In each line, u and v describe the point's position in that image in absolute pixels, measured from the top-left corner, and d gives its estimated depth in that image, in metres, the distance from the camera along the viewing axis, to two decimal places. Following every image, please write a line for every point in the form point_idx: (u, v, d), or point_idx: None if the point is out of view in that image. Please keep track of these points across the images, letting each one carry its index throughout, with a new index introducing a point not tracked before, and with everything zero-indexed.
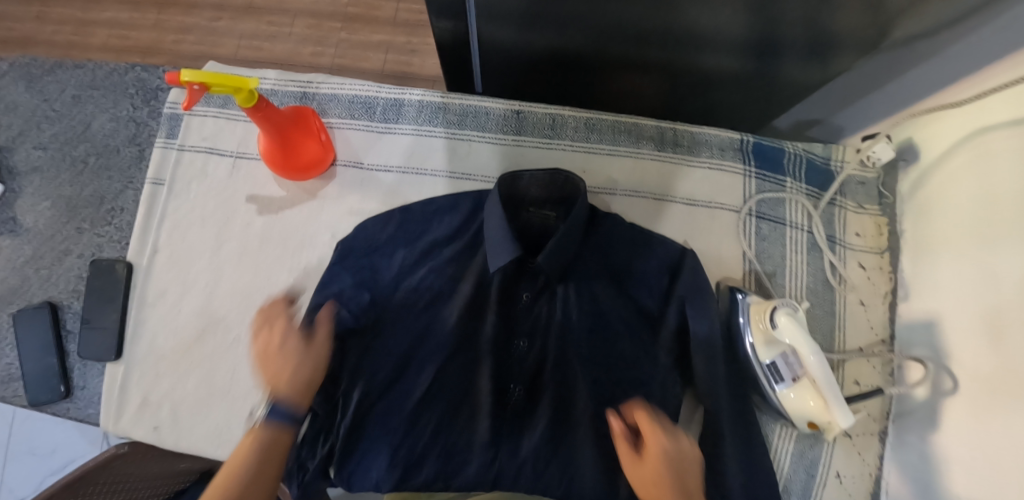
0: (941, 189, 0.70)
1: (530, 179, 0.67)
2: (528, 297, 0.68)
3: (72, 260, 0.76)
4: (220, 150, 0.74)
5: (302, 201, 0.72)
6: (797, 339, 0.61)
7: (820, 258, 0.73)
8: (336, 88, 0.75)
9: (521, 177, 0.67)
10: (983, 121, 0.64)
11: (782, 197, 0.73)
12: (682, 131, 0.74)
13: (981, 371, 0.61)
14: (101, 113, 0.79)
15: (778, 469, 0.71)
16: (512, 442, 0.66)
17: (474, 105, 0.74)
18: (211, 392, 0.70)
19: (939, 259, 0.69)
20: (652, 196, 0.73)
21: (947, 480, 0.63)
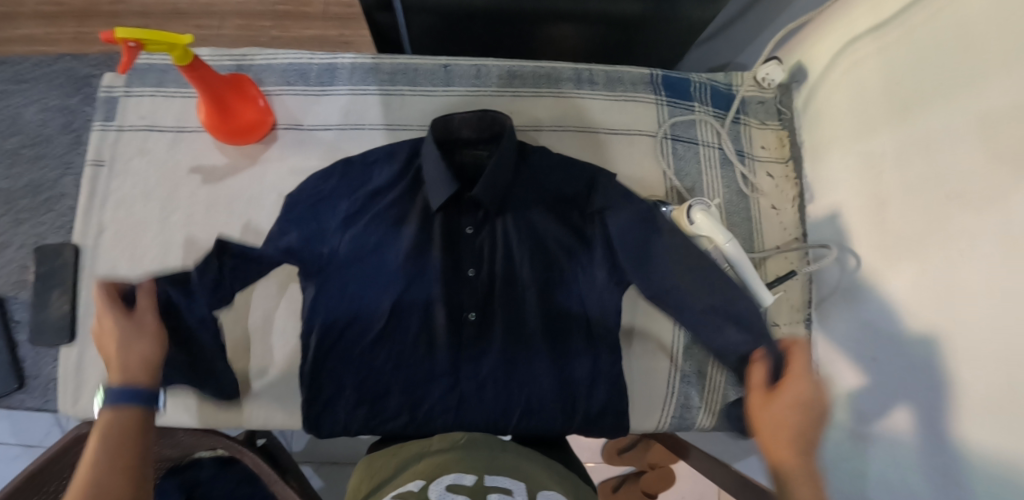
0: (826, 98, 0.79)
1: (461, 121, 0.71)
2: (470, 229, 0.72)
3: (13, 252, 0.76)
4: (159, 127, 0.77)
5: (244, 166, 0.76)
6: (712, 230, 0.70)
7: (732, 171, 0.82)
8: (269, 59, 0.79)
9: (450, 119, 0.71)
10: (850, 33, 0.72)
11: (692, 119, 0.81)
12: (597, 71, 0.82)
13: (875, 244, 0.69)
14: (32, 105, 0.80)
15: (718, 362, 0.79)
16: (471, 365, 0.71)
17: (403, 63, 0.80)
18: (171, 359, 0.71)
19: (832, 158, 0.78)
20: (576, 129, 0.80)
21: (859, 346, 0.71)
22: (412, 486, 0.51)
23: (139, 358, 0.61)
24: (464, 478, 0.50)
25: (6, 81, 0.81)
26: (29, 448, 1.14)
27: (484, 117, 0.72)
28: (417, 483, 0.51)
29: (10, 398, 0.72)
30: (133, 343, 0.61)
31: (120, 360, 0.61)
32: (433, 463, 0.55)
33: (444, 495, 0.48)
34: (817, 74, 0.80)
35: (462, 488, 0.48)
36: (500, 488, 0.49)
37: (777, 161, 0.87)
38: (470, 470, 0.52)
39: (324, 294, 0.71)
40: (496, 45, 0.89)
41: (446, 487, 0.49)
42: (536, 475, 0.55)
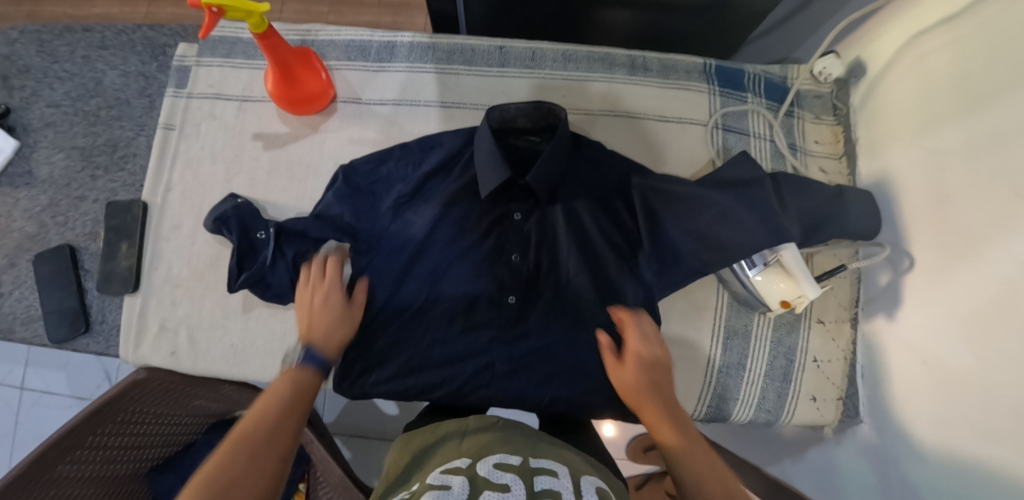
0: (888, 93, 0.77)
1: (517, 111, 0.73)
2: (519, 217, 0.74)
3: (87, 206, 0.80)
4: (226, 95, 0.81)
5: (305, 135, 0.79)
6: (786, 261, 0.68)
7: (783, 164, 0.80)
8: (332, 35, 0.83)
9: (506, 109, 0.73)
10: (918, 27, 0.70)
11: (745, 110, 0.81)
12: (651, 58, 0.82)
13: (934, 243, 0.68)
14: (112, 70, 0.85)
15: (759, 356, 0.78)
16: (509, 343, 0.73)
17: (460, 43, 0.82)
18: (226, 314, 0.75)
19: (889, 154, 0.76)
20: (626, 116, 0.81)
21: (909, 346, 0.70)
22: (459, 463, 0.47)
23: (339, 325, 0.68)
24: (510, 458, 0.47)
25: (89, 47, 0.86)
26: (81, 400, 1.21)
27: (539, 108, 0.73)
28: (465, 461, 0.47)
29: (77, 342, 0.77)
30: (339, 320, 0.68)
31: (321, 326, 0.67)
32: (475, 445, 0.52)
33: (493, 472, 0.44)
34: (877, 69, 0.79)
35: (510, 466, 0.45)
36: (548, 470, 0.45)
37: (830, 156, 0.86)
38: (514, 452, 0.48)
39: (372, 260, 0.74)
40: (550, 29, 0.91)
41: (493, 464, 0.45)
42: (578, 463, 0.51)
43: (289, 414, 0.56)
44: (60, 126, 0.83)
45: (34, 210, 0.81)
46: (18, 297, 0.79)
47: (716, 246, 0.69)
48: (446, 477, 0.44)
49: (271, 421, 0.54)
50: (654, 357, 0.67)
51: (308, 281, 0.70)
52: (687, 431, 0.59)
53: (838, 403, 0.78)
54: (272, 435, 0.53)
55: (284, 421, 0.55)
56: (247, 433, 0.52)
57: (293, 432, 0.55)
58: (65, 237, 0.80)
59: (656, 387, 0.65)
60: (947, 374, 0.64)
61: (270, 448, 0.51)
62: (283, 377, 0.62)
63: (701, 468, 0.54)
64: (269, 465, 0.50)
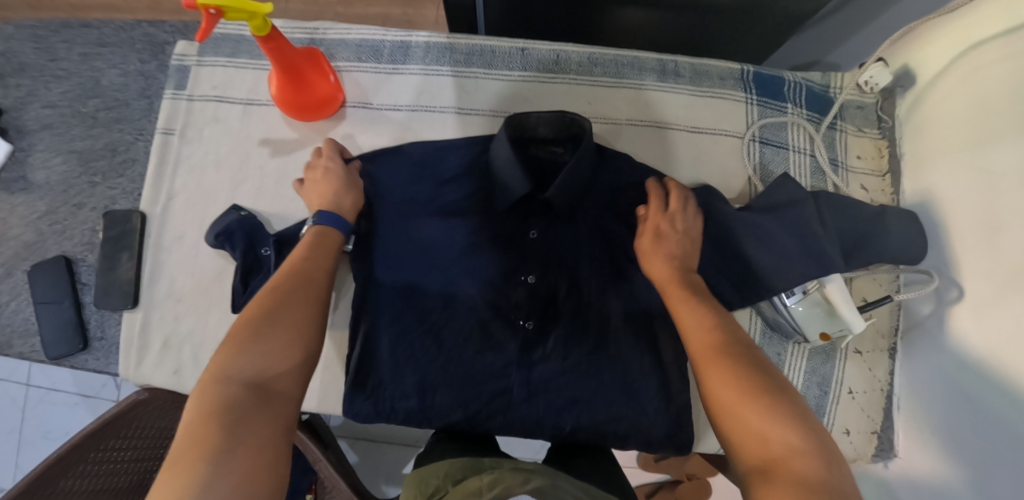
0: (938, 106, 0.71)
1: (537, 120, 0.68)
2: (536, 233, 0.69)
3: (86, 213, 0.77)
4: (230, 98, 0.76)
5: (314, 142, 0.75)
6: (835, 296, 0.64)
7: (823, 180, 0.75)
8: (342, 33, 0.77)
9: (526, 118, 0.68)
10: (976, 35, 0.64)
11: (784, 121, 0.75)
12: (684, 63, 0.77)
13: (984, 274, 0.62)
14: (110, 69, 0.80)
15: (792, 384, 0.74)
16: (527, 370, 0.69)
17: (479, 44, 0.77)
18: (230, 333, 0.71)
19: (936, 172, 0.70)
20: (656, 126, 0.75)
21: (949, 381, 0.65)
22: None
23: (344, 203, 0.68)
24: None
25: (87, 44, 0.81)
26: (87, 398, 1.19)
27: (562, 117, 0.68)
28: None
29: (77, 357, 0.74)
30: (344, 188, 0.68)
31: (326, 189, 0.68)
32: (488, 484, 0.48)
33: None
34: (927, 78, 0.72)
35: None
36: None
37: (872, 173, 0.80)
38: (532, 494, 0.45)
39: (380, 275, 0.70)
40: (570, 28, 0.85)
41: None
42: None
43: (299, 309, 0.56)
44: (57, 129, 0.79)
45: (31, 217, 0.77)
46: (16, 309, 0.76)
47: (753, 275, 0.66)
48: None
49: (278, 309, 0.55)
50: (688, 230, 0.66)
51: (308, 165, 0.71)
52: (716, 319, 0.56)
53: (872, 436, 0.74)
54: (282, 337, 0.53)
55: (291, 305, 0.56)
56: (255, 328, 0.53)
57: (304, 334, 0.55)
58: (64, 246, 0.76)
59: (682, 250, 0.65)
60: (985, 413, 0.59)
61: (278, 353, 0.52)
62: (307, 234, 0.65)
63: (715, 348, 0.53)
64: (278, 374, 0.51)
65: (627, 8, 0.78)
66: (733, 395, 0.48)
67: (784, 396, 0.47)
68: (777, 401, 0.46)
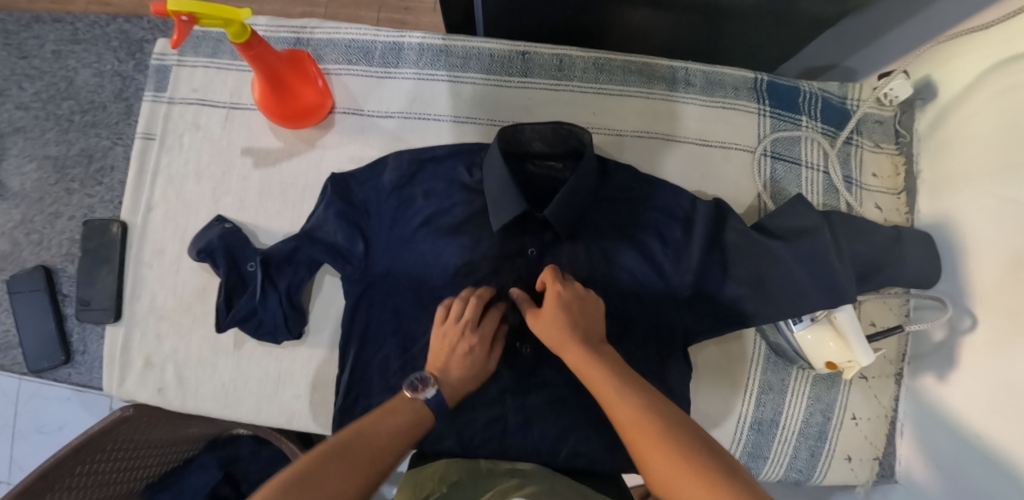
0: (963, 124, 0.66)
1: (532, 133, 0.64)
2: (533, 251, 0.66)
3: (63, 223, 0.73)
4: (212, 101, 0.72)
5: (301, 151, 0.71)
6: (848, 324, 0.61)
7: (836, 199, 0.71)
8: (331, 33, 0.73)
9: (521, 131, 0.64)
10: (1007, 53, 0.59)
11: (798, 136, 0.71)
12: (693, 71, 0.72)
13: (1003, 309, 0.59)
14: (85, 68, 0.75)
15: (796, 411, 0.71)
16: (521, 395, 0.66)
17: (477, 47, 0.72)
18: (214, 352, 0.69)
19: (959, 195, 0.67)
20: (664, 139, 0.71)
21: (961, 416, 0.63)
22: None
23: (471, 372, 0.59)
24: None
25: (60, 40, 0.76)
26: (80, 393, 1.18)
27: (558, 130, 0.65)
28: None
29: (59, 372, 0.72)
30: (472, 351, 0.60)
31: (459, 363, 0.59)
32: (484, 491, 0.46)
33: None
34: (951, 94, 0.68)
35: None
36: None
37: (887, 191, 0.76)
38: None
39: (367, 293, 0.66)
40: (572, 32, 0.80)
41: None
42: None
43: (353, 470, 0.44)
44: (30, 132, 0.75)
45: (6, 226, 0.74)
46: None
47: (767, 301, 0.62)
48: None
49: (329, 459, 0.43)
50: (588, 302, 0.58)
51: (450, 316, 0.61)
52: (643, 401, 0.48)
53: (875, 462, 0.72)
54: (321, 494, 0.40)
55: (347, 468, 0.43)
56: (296, 476, 0.41)
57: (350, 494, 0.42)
58: (41, 257, 0.73)
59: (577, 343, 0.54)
60: (997, 453, 0.57)
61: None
62: (399, 403, 0.54)
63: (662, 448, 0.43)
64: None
65: (636, 9, 0.73)
66: (683, 482, 0.41)
67: (732, 473, 0.40)
68: (726, 480, 0.39)
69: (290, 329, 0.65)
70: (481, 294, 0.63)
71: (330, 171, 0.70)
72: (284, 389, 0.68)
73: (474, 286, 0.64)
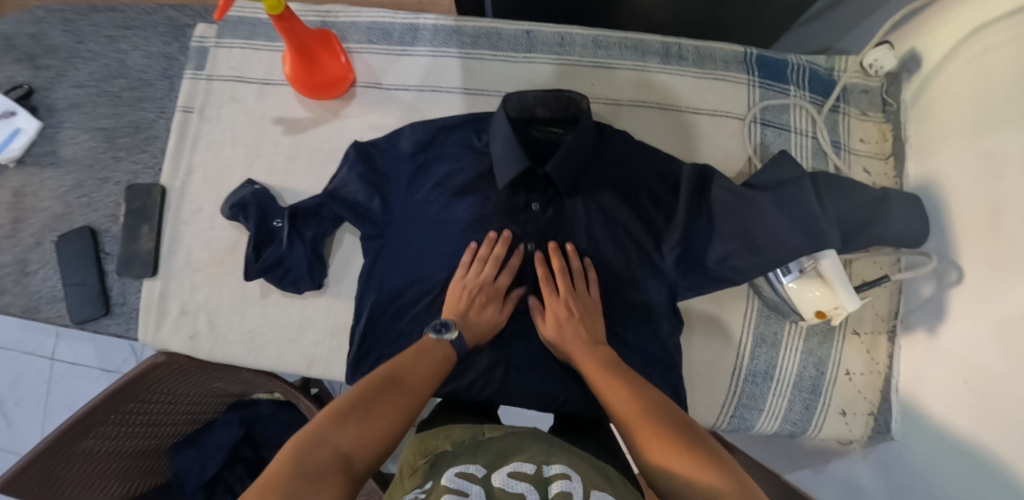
0: (943, 89, 0.71)
1: (535, 98, 0.70)
2: (536, 206, 0.71)
3: (110, 187, 0.81)
4: (247, 78, 0.79)
5: (326, 120, 0.77)
6: (834, 272, 0.64)
7: (825, 163, 0.75)
8: (354, 16, 0.80)
9: (524, 97, 0.70)
10: (982, 18, 0.64)
11: (786, 104, 0.76)
12: (687, 45, 0.78)
13: (984, 256, 0.62)
14: (134, 50, 0.84)
15: (788, 364, 0.74)
16: (523, 340, 0.70)
17: (485, 27, 0.79)
18: (244, 300, 0.75)
19: (941, 156, 0.70)
20: (659, 107, 0.77)
21: (951, 364, 0.65)
22: (474, 470, 0.43)
23: (489, 322, 0.67)
24: (525, 466, 0.42)
25: (113, 27, 0.85)
26: (109, 371, 1.24)
27: (559, 97, 0.70)
28: (481, 467, 0.43)
29: (100, 322, 0.78)
30: (486, 307, 0.67)
31: (475, 314, 0.67)
32: (491, 451, 0.47)
33: (509, 482, 0.40)
34: (933, 62, 0.72)
35: (527, 476, 0.40)
36: (564, 476, 0.41)
37: (876, 156, 0.80)
38: (529, 457, 0.44)
39: (384, 246, 0.72)
40: (574, 17, 0.87)
41: (508, 474, 0.41)
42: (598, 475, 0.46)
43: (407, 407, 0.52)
44: (83, 107, 0.84)
45: (58, 191, 0.82)
46: (44, 277, 0.80)
47: (755, 253, 0.65)
48: (462, 482, 0.40)
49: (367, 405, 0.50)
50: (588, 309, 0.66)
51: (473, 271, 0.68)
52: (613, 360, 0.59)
53: (869, 417, 0.75)
54: (369, 427, 0.48)
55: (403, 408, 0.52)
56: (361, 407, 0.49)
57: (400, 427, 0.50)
58: (89, 219, 0.81)
59: (588, 315, 0.65)
60: (987, 394, 0.59)
61: (373, 437, 0.48)
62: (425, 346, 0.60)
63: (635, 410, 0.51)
64: (364, 454, 0.47)
65: None
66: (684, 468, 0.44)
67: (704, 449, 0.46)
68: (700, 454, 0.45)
69: (313, 277, 0.71)
70: (498, 253, 0.68)
71: (353, 137, 0.76)
72: (305, 335, 0.74)
73: (492, 242, 0.69)
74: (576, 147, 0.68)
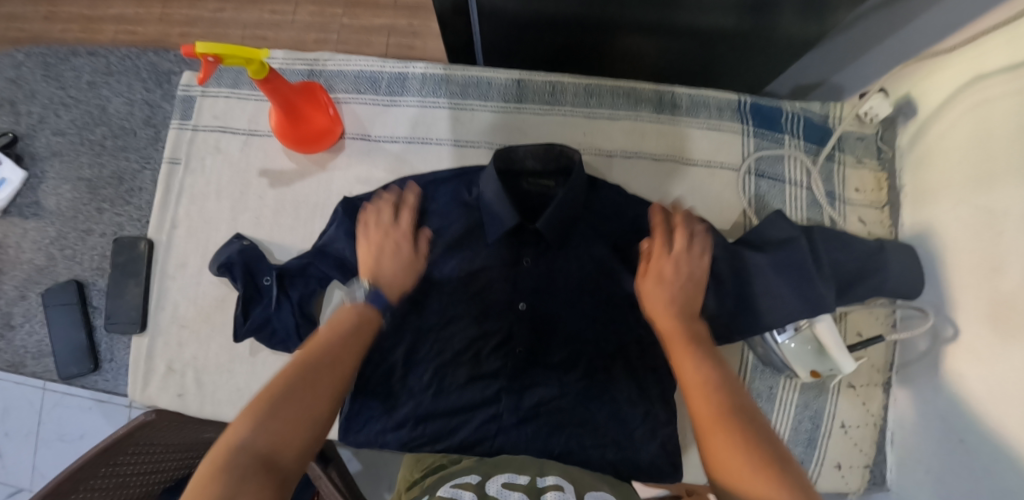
0: (941, 138, 0.70)
1: (525, 152, 0.68)
2: (528, 262, 0.70)
3: (94, 240, 0.80)
4: (232, 128, 0.78)
5: (312, 173, 0.76)
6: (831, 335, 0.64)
7: (820, 214, 0.74)
8: (341, 65, 0.78)
9: (514, 151, 0.68)
10: (979, 69, 0.63)
11: (780, 154, 0.75)
12: (680, 94, 0.77)
13: (981, 314, 0.61)
14: (117, 97, 0.83)
15: (783, 417, 0.74)
16: (514, 398, 0.69)
17: (475, 76, 0.77)
18: (232, 357, 0.74)
19: (940, 206, 0.69)
20: (651, 157, 0.76)
21: (946, 422, 0.65)
22: (471, 480, 0.50)
23: (402, 260, 0.66)
24: (518, 478, 0.49)
25: (94, 72, 0.84)
26: (99, 404, 1.22)
27: (550, 150, 0.68)
28: (477, 477, 0.50)
29: (87, 378, 0.77)
30: (401, 238, 0.67)
31: (388, 254, 0.66)
32: (488, 468, 0.53)
33: (502, 488, 0.46)
34: (929, 110, 0.71)
35: (519, 485, 0.47)
36: (555, 484, 0.47)
37: (871, 204, 0.79)
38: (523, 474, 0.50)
39: None
40: (566, 60, 0.85)
41: (502, 484, 0.47)
42: (587, 481, 0.53)
43: (332, 365, 0.53)
44: (66, 157, 0.82)
45: (42, 242, 0.80)
46: (28, 331, 0.79)
47: (750, 314, 0.65)
48: (459, 490, 0.46)
49: (287, 395, 0.48)
50: (694, 273, 0.61)
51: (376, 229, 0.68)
52: (727, 385, 0.49)
53: (866, 469, 0.74)
54: (292, 416, 0.47)
55: (330, 369, 0.53)
56: (282, 388, 0.49)
57: (328, 397, 0.50)
58: (74, 271, 0.79)
59: (691, 280, 0.61)
60: (982, 458, 0.59)
61: (294, 430, 0.47)
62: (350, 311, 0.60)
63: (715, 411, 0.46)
64: (291, 444, 0.46)
65: (627, 38, 0.79)
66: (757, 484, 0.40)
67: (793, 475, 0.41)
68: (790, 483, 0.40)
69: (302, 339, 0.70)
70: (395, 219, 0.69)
71: (341, 191, 0.75)
72: None
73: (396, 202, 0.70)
74: (568, 202, 0.67)
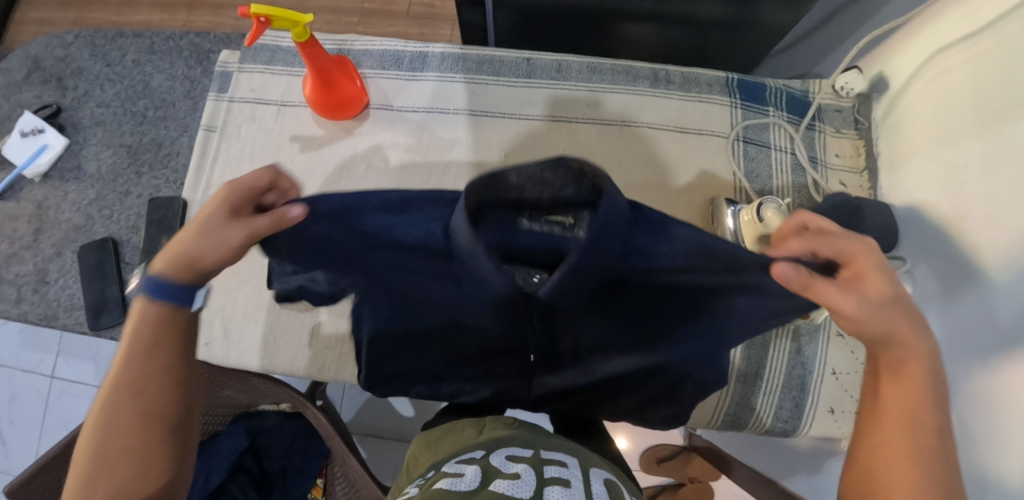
0: (909, 107, 0.77)
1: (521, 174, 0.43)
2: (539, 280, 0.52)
3: (131, 200, 0.88)
4: (266, 99, 0.85)
5: (340, 138, 0.83)
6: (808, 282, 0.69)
7: (803, 176, 0.81)
8: (368, 44, 0.87)
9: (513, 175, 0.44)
10: (939, 43, 0.71)
11: (767, 123, 0.83)
12: (674, 72, 0.85)
13: (953, 258, 0.67)
14: (158, 74, 0.94)
15: (776, 366, 0.78)
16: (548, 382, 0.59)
17: (489, 54, 0.86)
18: (259, 308, 0.79)
19: (911, 167, 0.76)
20: (651, 126, 0.83)
21: None
22: (474, 454, 0.45)
23: (215, 255, 0.46)
24: (521, 450, 0.44)
25: (138, 52, 0.96)
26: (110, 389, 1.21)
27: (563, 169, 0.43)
28: (479, 452, 0.45)
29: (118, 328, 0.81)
30: (207, 238, 0.46)
31: (195, 242, 0.46)
32: (492, 437, 0.49)
33: (504, 461, 0.42)
34: (899, 84, 0.79)
35: (522, 457, 0.42)
36: (559, 460, 0.43)
37: (851, 170, 0.87)
38: (525, 444, 0.45)
39: None
40: (572, 47, 0.95)
41: (506, 455, 0.43)
42: (592, 456, 0.47)
43: (138, 405, 0.46)
44: (109, 126, 0.92)
45: (81, 204, 0.88)
46: (63, 285, 0.85)
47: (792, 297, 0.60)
48: (461, 466, 0.42)
49: (101, 449, 0.45)
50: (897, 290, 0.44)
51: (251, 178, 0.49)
52: (939, 463, 0.42)
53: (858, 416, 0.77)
54: (122, 463, 0.45)
55: (140, 388, 0.47)
56: (93, 456, 0.45)
57: (150, 452, 0.46)
58: (110, 229, 0.86)
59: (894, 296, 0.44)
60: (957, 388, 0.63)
61: (132, 478, 0.45)
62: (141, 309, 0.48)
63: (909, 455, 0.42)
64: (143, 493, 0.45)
65: (623, 26, 0.88)
66: None
67: None
68: None
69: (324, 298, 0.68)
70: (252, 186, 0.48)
71: (366, 153, 0.81)
72: (315, 342, 0.78)
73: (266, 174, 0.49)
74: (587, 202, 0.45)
